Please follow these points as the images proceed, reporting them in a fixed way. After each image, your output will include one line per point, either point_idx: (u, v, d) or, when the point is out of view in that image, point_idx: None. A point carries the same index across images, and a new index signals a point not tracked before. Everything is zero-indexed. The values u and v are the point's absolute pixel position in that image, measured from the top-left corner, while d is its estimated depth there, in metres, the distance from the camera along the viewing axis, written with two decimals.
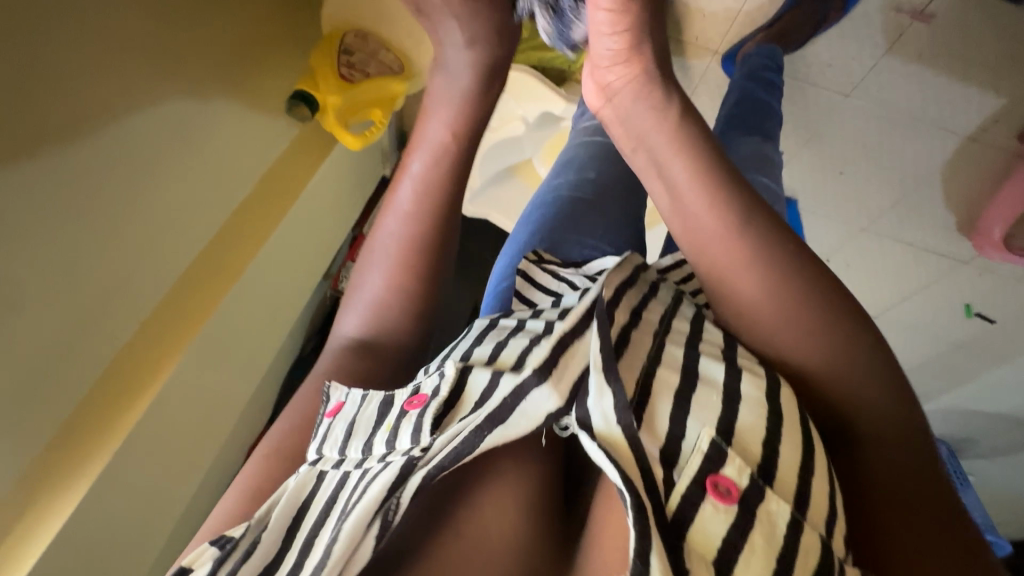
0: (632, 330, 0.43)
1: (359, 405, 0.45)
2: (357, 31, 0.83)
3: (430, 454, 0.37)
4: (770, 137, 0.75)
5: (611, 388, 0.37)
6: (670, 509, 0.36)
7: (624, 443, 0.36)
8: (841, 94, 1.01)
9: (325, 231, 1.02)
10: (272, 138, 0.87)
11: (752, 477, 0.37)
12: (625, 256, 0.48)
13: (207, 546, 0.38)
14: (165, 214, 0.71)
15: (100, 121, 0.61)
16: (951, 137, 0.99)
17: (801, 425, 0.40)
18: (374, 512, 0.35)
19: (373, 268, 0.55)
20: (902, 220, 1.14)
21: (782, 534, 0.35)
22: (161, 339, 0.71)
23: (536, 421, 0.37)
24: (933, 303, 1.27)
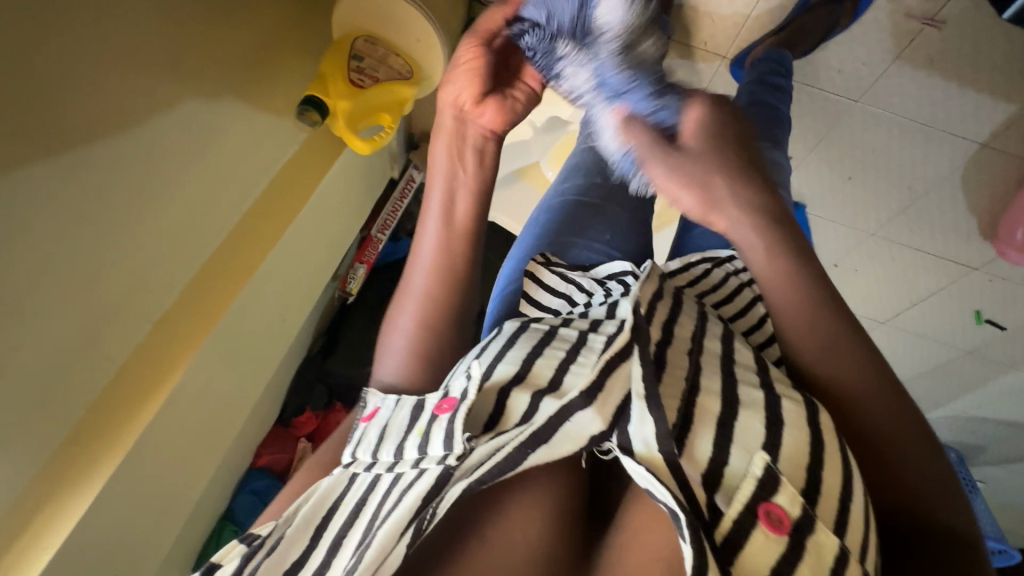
0: (665, 352, 0.45)
1: (393, 410, 0.46)
2: (368, 36, 0.84)
3: (468, 464, 0.39)
4: (779, 143, 0.75)
5: (653, 418, 0.38)
6: (722, 532, 0.37)
7: (660, 460, 0.38)
8: (851, 99, 1.00)
9: (335, 233, 1.03)
10: (283, 142, 0.88)
11: (804, 507, 0.37)
12: (653, 265, 0.50)
13: (237, 542, 0.40)
14: (177, 218, 0.72)
15: (116, 127, 0.62)
16: (962, 142, 0.98)
17: (840, 453, 0.41)
18: (410, 519, 0.37)
19: (394, 333, 0.54)
20: (912, 227, 1.13)
21: (829, 563, 0.36)
22: (175, 340, 0.72)
23: (578, 444, 0.39)
24: (941, 309, 1.26)
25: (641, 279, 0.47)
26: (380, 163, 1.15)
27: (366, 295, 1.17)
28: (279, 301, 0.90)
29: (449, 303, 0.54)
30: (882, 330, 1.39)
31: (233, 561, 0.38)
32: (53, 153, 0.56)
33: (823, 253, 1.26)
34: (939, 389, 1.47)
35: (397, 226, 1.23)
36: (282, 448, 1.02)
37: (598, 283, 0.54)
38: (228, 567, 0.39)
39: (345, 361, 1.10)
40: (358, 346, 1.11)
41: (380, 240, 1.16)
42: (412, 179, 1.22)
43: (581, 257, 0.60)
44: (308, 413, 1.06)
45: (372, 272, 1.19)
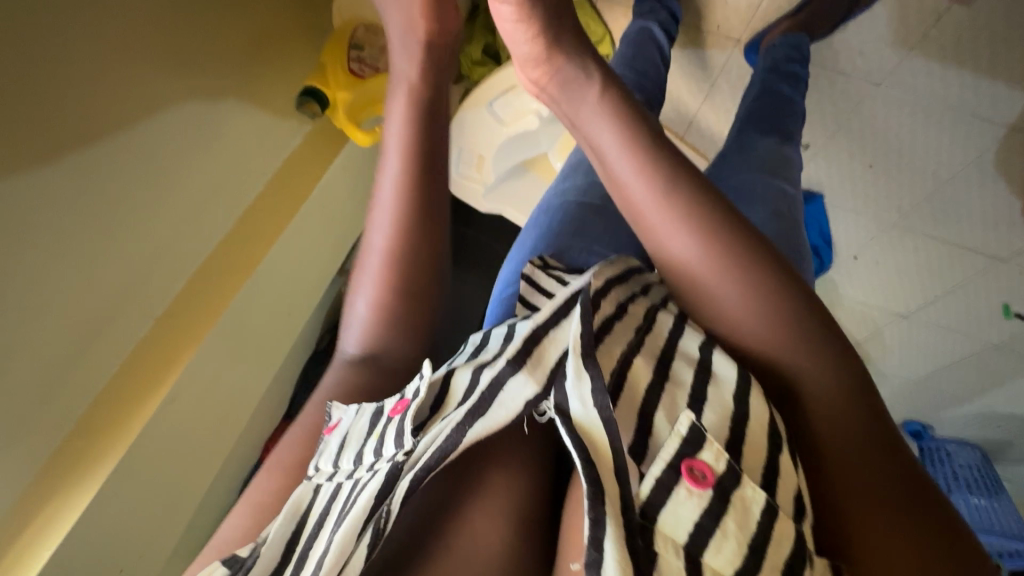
0: (614, 321, 0.41)
1: (353, 418, 0.45)
2: (368, 25, 0.81)
3: (415, 458, 0.36)
4: (790, 134, 0.72)
5: (589, 373, 0.36)
6: (641, 497, 0.35)
7: (607, 447, 0.35)
8: (872, 84, 0.96)
9: (340, 227, 1.02)
10: (285, 136, 0.87)
11: (729, 463, 0.36)
12: (619, 257, 0.46)
13: (219, 564, 0.37)
14: (179, 213, 0.71)
15: (113, 119, 0.61)
16: (991, 127, 0.93)
17: (771, 422, 0.39)
18: (365, 519, 0.34)
19: (359, 283, 0.55)
20: (936, 217, 1.09)
21: (755, 521, 0.35)
22: (177, 334, 0.72)
23: (514, 411, 0.36)
24: (967, 303, 1.21)
25: (604, 259, 0.44)
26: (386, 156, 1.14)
27: None
28: (285, 296, 0.90)
29: (415, 255, 0.54)
30: (904, 324, 1.34)
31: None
32: (48, 147, 0.55)
33: (841, 245, 1.23)
34: (962, 386, 1.42)
35: None
36: None
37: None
38: None
39: None
40: None
41: None
42: None
43: (580, 259, 0.57)
44: None
45: None
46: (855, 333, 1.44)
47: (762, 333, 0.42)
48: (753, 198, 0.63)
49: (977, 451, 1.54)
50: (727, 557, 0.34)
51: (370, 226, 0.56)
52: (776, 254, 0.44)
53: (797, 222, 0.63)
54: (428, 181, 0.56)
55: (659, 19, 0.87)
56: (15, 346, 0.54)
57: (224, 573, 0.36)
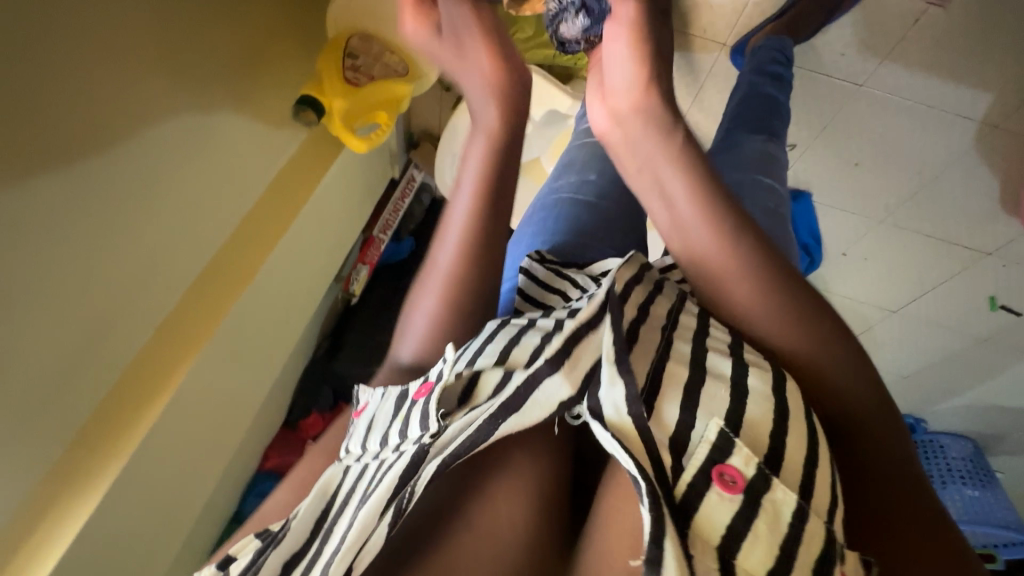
0: (640, 327, 0.43)
1: (380, 402, 0.45)
2: (361, 34, 0.83)
3: (441, 442, 0.37)
4: (777, 134, 0.74)
5: (622, 378, 0.37)
6: (678, 492, 0.36)
7: (632, 428, 0.36)
8: (855, 83, 0.98)
9: (337, 234, 1.03)
10: (282, 144, 0.88)
11: (760, 467, 0.36)
12: (633, 253, 0.47)
13: (252, 537, 0.39)
14: (177, 222, 0.72)
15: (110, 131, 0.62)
16: (970, 124, 0.96)
17: (804, 419, 0.40)
18: (389, 498, 0.35)
19: (421, 291, 0.53)
20: (922, 213, 1.11)
21: (786, 523, 0.35)
22: (176, 343, 0.72)
23: (547, 411, 0.37)
24: (954, 298, 1.24)
25: (621, 259, 0.45)
26: (380, 163, 1.16)
27: (369, 296, 1.17)
28: (283, 303, 0.90)
29: (480, 261, 0.52)
30: (894, 319, 1.37)
31: (245, 556, 0.38)
32: (45, 160, 0.56)
33: (830, 243, 1.25)
34: (953, 379, 1.45)
35: (399, 226, 1.23)
36: (289, 451, 1.02)
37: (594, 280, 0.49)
38: (242, 562, 0.38)
39: (351, 362, 1.09)
40: (364, 345, 1.11)
41: (381, 240, 1.17)
42: (412, 178, 1.24)
43: (573, 253, 0.57)
44: (314, 414, 1.06)
45: (375, 272, 1.19)
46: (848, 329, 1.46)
47: (820, 372, 0.43)
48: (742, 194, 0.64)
49: (970, 443, 1.57)
50: (759, 558, 0.35)
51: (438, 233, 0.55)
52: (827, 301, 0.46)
53: (785, 217, 0.65)
54: (501, 194, 0.55)
55: None
56: (18, 356, 0.55)
57: (258, 545, 0.38)
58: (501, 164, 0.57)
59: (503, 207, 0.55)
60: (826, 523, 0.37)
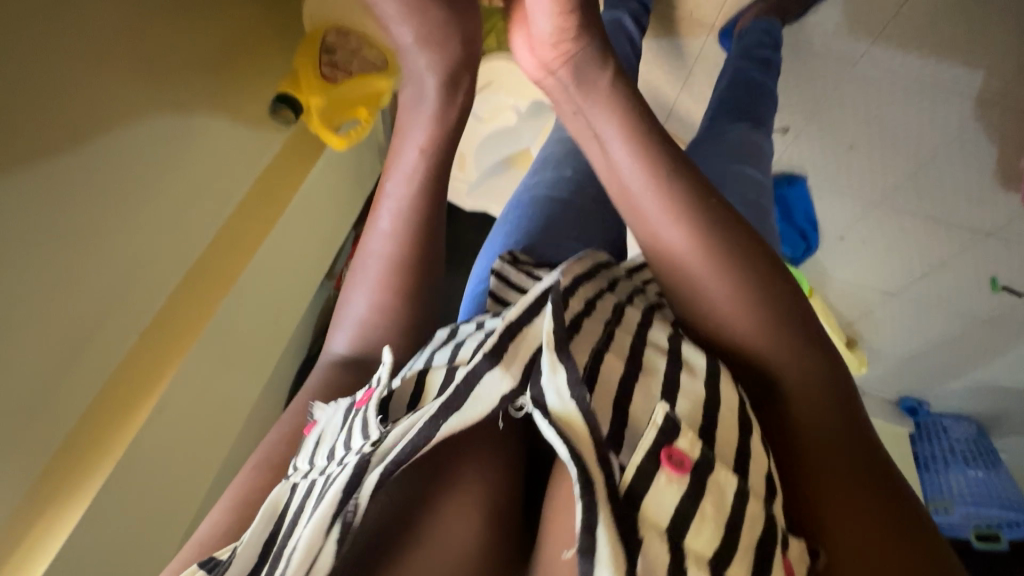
0: (585, 318, 0.42)
1: (328, 416, 0.45)
2: (338, 28, 0.81)
3: (383, 450, 0.36)
4: (762, 122, 0.72)
5: (564, 365, 0.36)
6: (624, 485, 0.35)
7: (577, 418, 0.35)
8: (846, 65, 0.96)
9: (326, 231, 1.02)
10: (263, 143, 0.87)
11: (703, 451, 0.37)
12: (585, 251, 0.46)
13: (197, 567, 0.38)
14: (158, 226, 0.71)
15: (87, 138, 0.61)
16: (965, 103, 0.93)
17: (740, 413, 0.42)
18: (332, 515, 0.34)
19: (358, 284, 0.55)
20: (918, 195, 1.09)
21: (729, 502, 0.36)
22: (163, 345, 0.72)
23: (489, 406, 0.36)
24: (955, 279, 1.22)
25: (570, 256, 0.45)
26: (369, 157, 1.15)
27: None
28: (273, 303, 0.90)
29: (414, 257, 0.54)
30: (892, 302, 1.36)
31: None
32: (18, 170, 0.55)
33: (826, 227, 1.23)
34: (954, 360, 1.45)
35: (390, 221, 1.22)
36: None
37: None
38: None
39: None
40: None
41: None
42: None
43: (544, 254, 0.56)
44: None
45: None
46: (847, 314, 1.46)
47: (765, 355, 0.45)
48: (723, 185, 0.62)
49: (973, 424, 1.59)
50: (707, 538, 0.35)
51: (373, 224, 0.57)
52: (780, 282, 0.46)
53: (766, 210, 0.63)
54: (433, 188, 0.57)
55: (630, 10, 0.87)
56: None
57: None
58: (439, 159, 0.58)
59: (434, 193, 0.58)
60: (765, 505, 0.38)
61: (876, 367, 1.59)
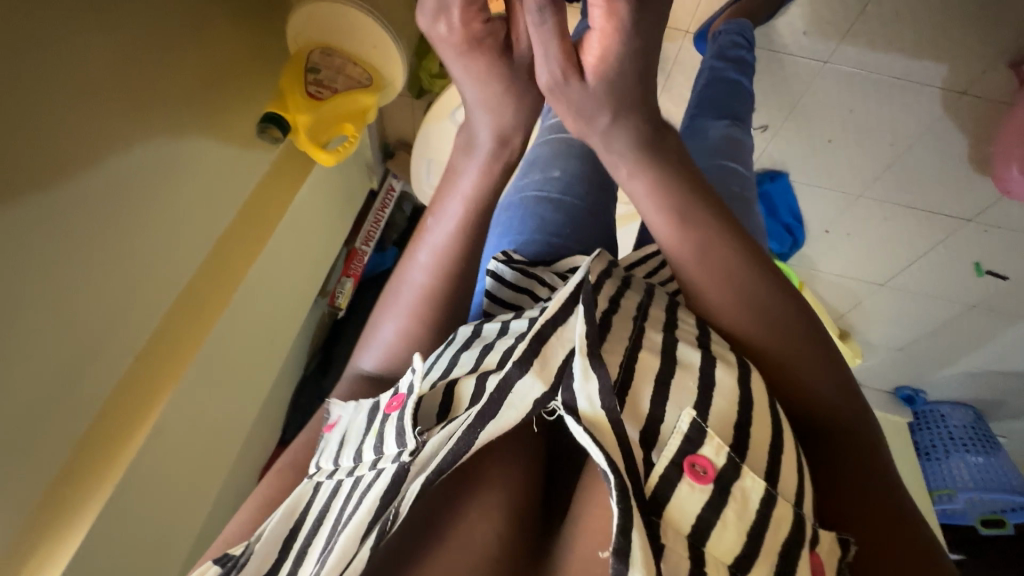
0: (610, 318, 0.44)
1: (354, 416, 0.46)
2: (323, 49, 0.83)
3: (422, 460, 0.37)
4: (741, 118, 0.74)
5: (594, 373, 0.37)
6: (650, 487, 0.36)
7: (605, 420, 0.36)
8: (819, 62, 0.99)
9: (318, 248, 1.03)
10: (253, 163, 0.88)
11: (729, 456, 0.37)
12: (602, 250, 0.49)
13: (212, 563, 0.39)
14: (155, 246, 0.71)
15: (86, 162, 0.61)
16: (933, 93, 0.97)
17: (771, 410, 0.42)
18: (371, 521, 0.35)
19: (388, 309, 0.53)
20: (899, 185, 1.12)
21: (754, 508, 0.37)
22: (160, 370, 0.72)
23: (522, 413, 0.37)
24: (942, 265, 1.25)
25: (591, 254, 0.47)
26: (356, 173, 1.16)
27: (356, 308, 1.17)
28: (268, 321, 0.90)
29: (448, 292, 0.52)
30: (882, 292, 1.38)
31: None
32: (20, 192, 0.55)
33: (813, 221, 1.25)
34: (947, 346, 1.47)
35: (381, 237, 1.24)
36: None
37: (560, 278, 0.51)
38: None
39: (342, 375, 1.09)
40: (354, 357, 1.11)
41: (364, 251, 1.17)
42: (392, 188, 1.24)
43: (537, 251, 0.57)
44: None
45: (360, 285, 1.19)
46: (838, 306, 1.48)
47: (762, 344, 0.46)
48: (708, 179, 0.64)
49: (970, 410, 1.60)
50: (729, 542, 0.36)
51: (413, 253, 0.54)
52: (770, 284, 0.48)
53: (752, 201, 0.66)
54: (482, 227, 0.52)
55: None
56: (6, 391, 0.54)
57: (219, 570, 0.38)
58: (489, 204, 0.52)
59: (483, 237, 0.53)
60: (793, 507, 0.38)
61: (869, 358, 1.61)
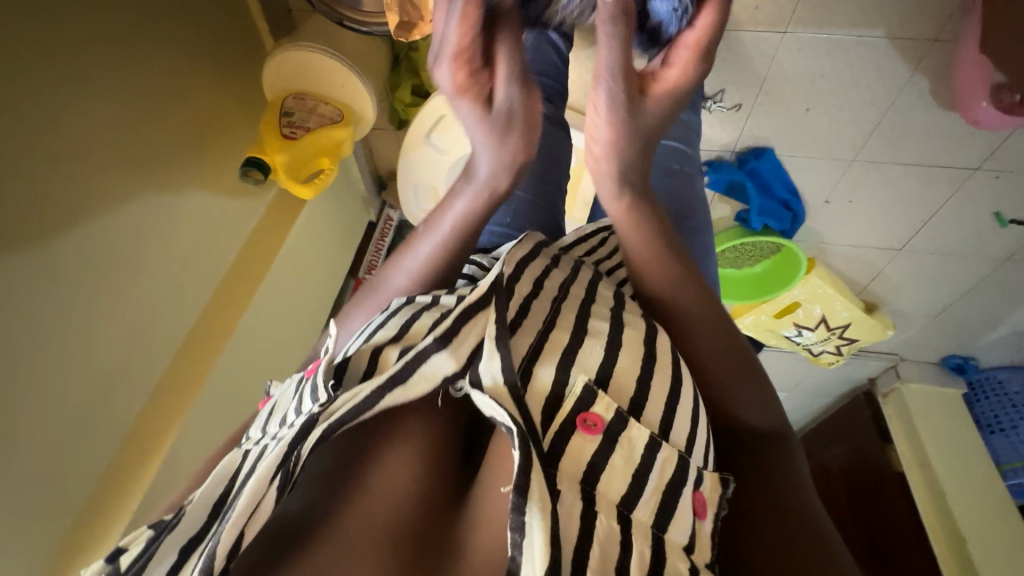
0: (532, 301, 0.50)
1: (285, 390, 0.50)
2: (296, 94, 0.90)
3: (331, 409, 0.40)
4: (688, 99, 0.80)
5: (499, 353, 0.42)
6: (547, 442, 0.43)
7: (505, 389, 0.41)
8: (779, 34, 0.98)
9: (319, 280, 1.09)
10: (247, 208, 0.95)
11: (617, 412, 0.44)
12: (531, 233, 0.57)
13: (147, 528, 0.42)
14: (160, 293, 0.78)
15: (93, 223, 0.68)
16: (883, 43, 0.96)
17: (672, 363, 0.50)
18: (276, 467, 0.38)
19: (367, 307, 0.55)
20: (890, 143, 1.09)
21: (638, 454, 0.43)
22: (171, 406, 0.78)
23: (432, 384, 0.42)
24: (958, 219, 1.20)
25: (516, 240, 0.55)
26: (350, 205, 1.22)
27: None
28: (274, 351, 0.96)
29: None
30: (901, 258, 1.33)
31: (138, 546, 0.40)
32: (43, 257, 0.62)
33: (809, 194, 1.23)
34: (987, 304, 1.38)
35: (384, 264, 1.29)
36: None
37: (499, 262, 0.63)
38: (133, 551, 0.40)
39: None
40: None
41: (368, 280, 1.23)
42: (388, 217, 1.30)
43: (485, 242, 0.70)
44: None
45: None
46: (859, 278, 1.42)
47: (677, 313, 0.55)
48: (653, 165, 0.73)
49: None
50: (616, 485, 0.43)
51: (400, 258, 0.57)
52: (701, 287, 0.55)
53: (691, 177, 0.74)
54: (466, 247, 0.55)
55: None
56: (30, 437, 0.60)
57: (150, 532, 0.41)
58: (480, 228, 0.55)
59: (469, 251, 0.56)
60: (681, 453, 0.46)
61: (905, 329, 1.53)
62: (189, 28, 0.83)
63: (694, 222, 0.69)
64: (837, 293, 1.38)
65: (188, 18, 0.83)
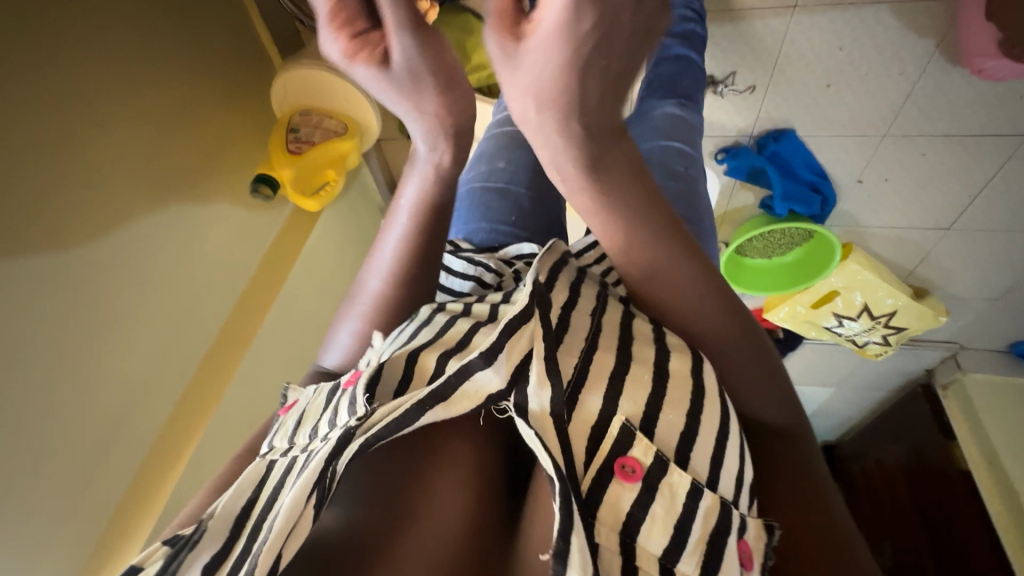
0: (570, 316, 0.47)
1: (310, 398, 0.49)
2: (302, 110, 0.94)
3: (367, 423, 0.39)
4: (688, 101, 0.82)
5: (551, 383, 0.41)
6: (585, 487, 0.40)
7: (550, 420, 0.40)
8: (788, 11, 0.93)
9: (335, 290, 1.12)
10: (265, 225, 0.98)
11: (658, 455, 0.41)
12: (556, 243, 0.52)
13: (163, 544, 0.40)
14: (183, 312, 0.82)
15: (117, 250, 0.73)
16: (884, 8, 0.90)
17: (720, 400, 0.46)
18: (313, 484, 0.37)
19: (347, 313, 0.56)
20: (926, 113, 1.01)
21: (681, 502, 0.41)
22: (192, 415, 0.82)
23: (475, 400, 0.40)
24: (1013, 190, 1.10)
25: (543, 249, 0.51)
26: (366, 216, 1.24)
27: None
28: (291, 361, 0.99)
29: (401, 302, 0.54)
30: (950, 237, 1.22)
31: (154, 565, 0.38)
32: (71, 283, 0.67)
33: (840, 174, 1.15)
34: None
35: None
36: None
37: (505, 262, 0.63)
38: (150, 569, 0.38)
39: None
40: None
41: None
42: None
43: (490, 239, 0.69)
44: None
45: None
46: (904, 263, 1.32)
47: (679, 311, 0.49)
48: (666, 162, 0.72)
49: None
50: (656, 536, 0.40)
51: (371, 261, 0.56)
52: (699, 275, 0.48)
53: (696, 178, 0.72)
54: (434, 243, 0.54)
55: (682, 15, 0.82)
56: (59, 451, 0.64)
57: (168, 549, 0.39)
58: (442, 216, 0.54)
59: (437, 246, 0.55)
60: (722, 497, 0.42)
61: (962, 315, 1.40)
62: (199, 55, 0.88)
63: (703, 228, 0.67)
64: (878, 279, 1.27)
65: (198, 47, 0.88)
